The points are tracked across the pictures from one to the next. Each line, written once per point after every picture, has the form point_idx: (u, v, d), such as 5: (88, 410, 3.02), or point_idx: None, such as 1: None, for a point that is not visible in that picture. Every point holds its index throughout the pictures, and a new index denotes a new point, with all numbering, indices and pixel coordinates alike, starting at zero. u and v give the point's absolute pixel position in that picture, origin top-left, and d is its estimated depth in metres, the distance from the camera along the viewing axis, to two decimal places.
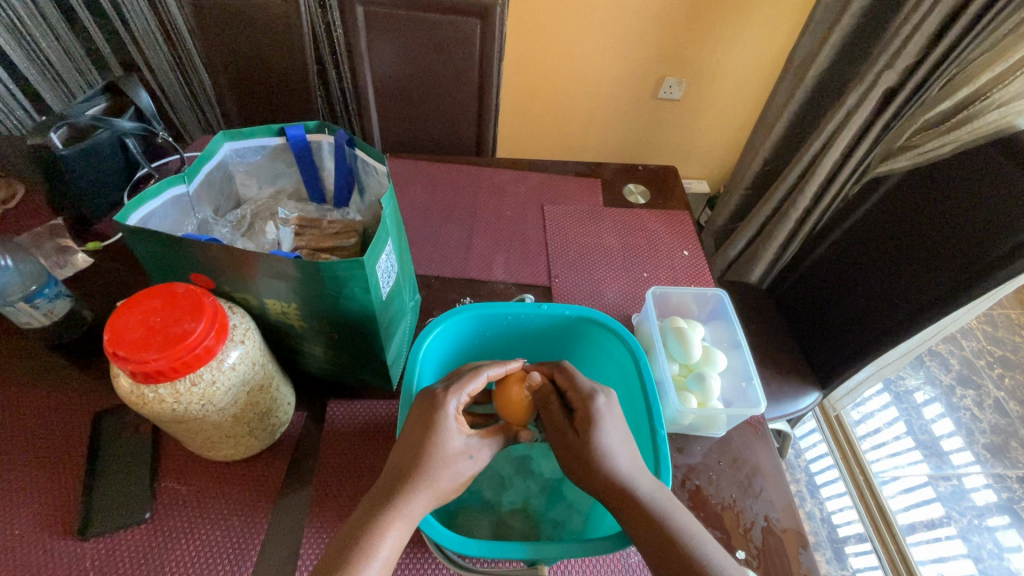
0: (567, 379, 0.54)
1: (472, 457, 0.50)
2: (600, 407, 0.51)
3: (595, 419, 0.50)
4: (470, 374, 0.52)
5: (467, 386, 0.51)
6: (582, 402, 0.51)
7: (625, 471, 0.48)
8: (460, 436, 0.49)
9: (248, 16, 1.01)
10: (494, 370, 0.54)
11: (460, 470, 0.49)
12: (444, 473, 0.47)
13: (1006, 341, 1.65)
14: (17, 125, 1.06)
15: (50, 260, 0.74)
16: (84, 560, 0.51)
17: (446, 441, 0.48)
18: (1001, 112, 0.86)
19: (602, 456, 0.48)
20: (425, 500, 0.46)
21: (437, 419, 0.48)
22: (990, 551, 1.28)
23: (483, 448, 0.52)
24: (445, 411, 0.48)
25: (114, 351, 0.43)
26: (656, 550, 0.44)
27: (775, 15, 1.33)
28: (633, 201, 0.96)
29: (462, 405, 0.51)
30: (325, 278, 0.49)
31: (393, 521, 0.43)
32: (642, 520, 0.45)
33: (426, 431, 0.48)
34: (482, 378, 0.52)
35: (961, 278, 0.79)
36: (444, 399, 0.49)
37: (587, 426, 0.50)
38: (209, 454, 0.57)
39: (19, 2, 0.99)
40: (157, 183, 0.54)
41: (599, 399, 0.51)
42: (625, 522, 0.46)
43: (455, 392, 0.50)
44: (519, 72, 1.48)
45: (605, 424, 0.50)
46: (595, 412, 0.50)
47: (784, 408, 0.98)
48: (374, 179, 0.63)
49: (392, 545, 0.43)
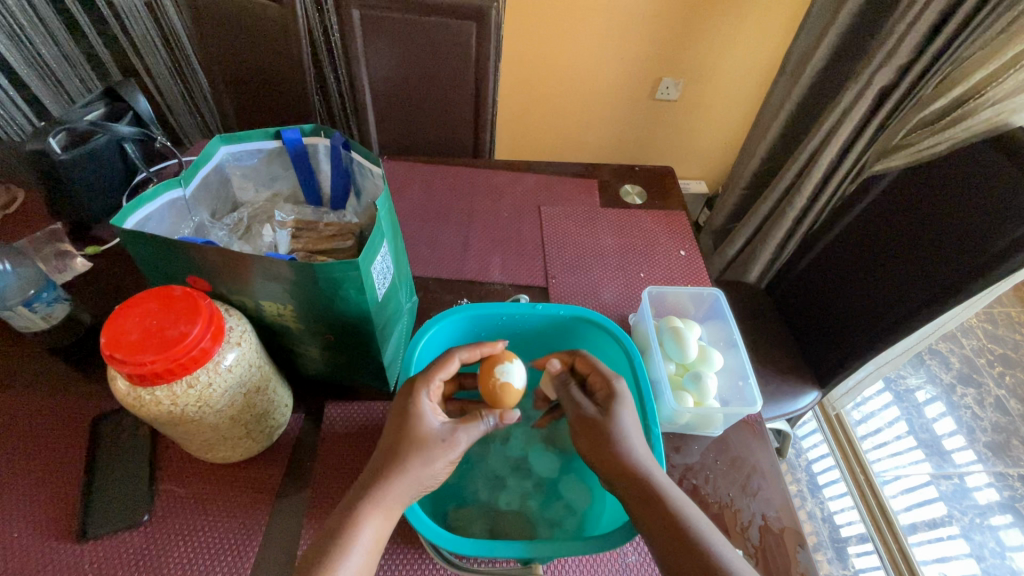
0: (586, 364, 0.56)
1: (444, 441, 0.49)
2: (622, 389, 0.53)
3: (616, 398, 0.52)
4: (439, 362, 0.53)
5: (437, 374, 0.52)
6: (604, 383, 0.54)
7: (641, 455, 0.49)
8: (432, 422, 0.49)
9: (247, 24, 1.02)
10: (464, 353, 0.55)
11: (433, 456, 0.48)
12: (416, 461, 0.47)
13: (1006, 339, 1.65)
14: (18, 131, 1.04)
15: (50, 265, 0.75)
16: (83, 563, 0.51)
17: (417, 429, 0.48)
18: (996, 109, 0.84)
19: (620, 435, 0.50)
20: (399, 490, 0.46)
21: (410, 411, 0.49)
22: (992, 550, 1.27)
23: (457, 433, 0.50)
24: (418, 400, 0.50)
25: (111, 353, 0.43)
26: (665, 534, 0.45)
27: (771, 15, 1.33)
28: (630, 202, 0.97)
29: (435, 395, 0.52)
30: (319, 280, 0.49)
31: (368, 513, 0.44)
32: (653, 504, 0.46)
33: (401, 421, 0.49)
34: (454, 362, 0.54)
35: (959, 274, 0.79)
36: (414, 390, 0.50)
37: (609, 403, 0.52)
38: (208, 457, 0.57)
39: (19, 10, 0.99)
40: (154, 187, 0.54)
41: (620, 382, 0.53)
42: (636, 505, 0.47)
43: (426, 380, 0.51)
44: (516, 74, 1.49)
45: (625, 404, 0.52)
46: (618, 391, 0.52)
47: (783, 408, 0.98)
48: (370, 181, 0.63)
49: (369, 534, 0.44)
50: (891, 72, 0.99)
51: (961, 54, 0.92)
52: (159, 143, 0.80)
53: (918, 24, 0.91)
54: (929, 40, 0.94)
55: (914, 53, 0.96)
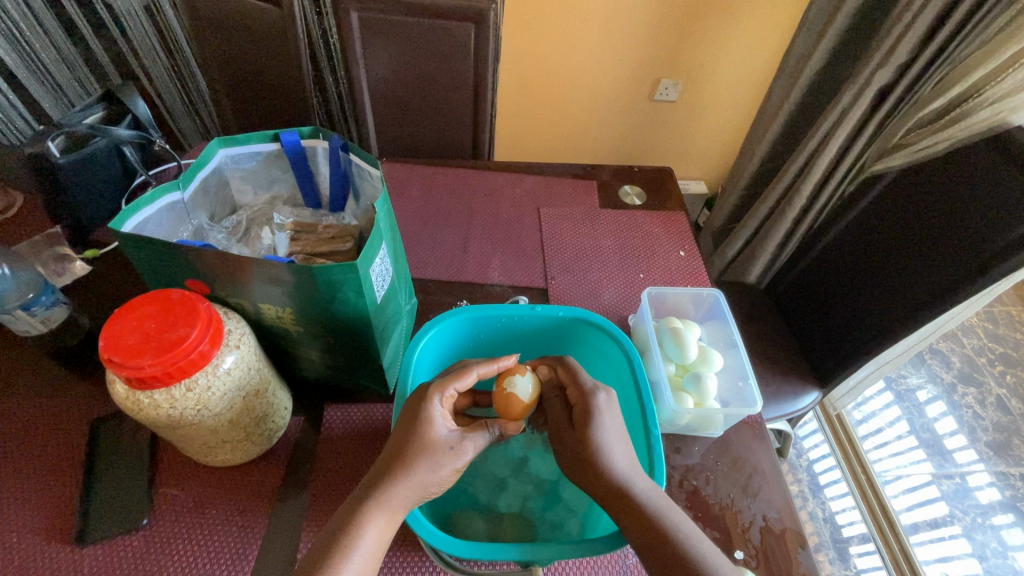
0: (569, 374, 0.55)
1: (452, 448, 0.49)
2: (601, 403, 0.52)
3: (593, 414, 0.51)
4: (457, 374, 0.52)
5: (453, 383, 0.51)
6: (582, 398, 0.53)
7: (622, 471, 0.48)
8: (442, 429, 0.49)
9: (247, 26, 1.02)
10: (484, 368, 0.54)
11: (440, 462, 0.48)
12: (423, 467, 0.47)
13: (1007, 338, 1.65)
14: (18, 135, 1.03)
15: (48, 268, 0.75)
16: (83, 567, 0.51)
17: (427, 434, 0.48)
18: (994, 108, 0.84)
19: (601, 451, 0.49)
20: (404, 493, 0.46)
21: (421, 416, 0.48)
22: (994, 550, 1.27)
23: (465, 441, 0.50)
24: (429, 406, 0.49)
25: (109, 357, 0.43)
26: (652, 549, 0.44)
27: (769, 14, 1.33)
28: (630, 203, 0.97)
29: (447, 402, 0.52)
30: (318, 283, 0.49)
31: (372, 515, 0.44)
32: (640, 519, 0.45)
33: (409, 425, 0.48)
34: (471, 375, 0.53)
35: (961, 273, 0.78)
36: (427, 395, 0.49)
37: (589, 418, 0.51)
38: (207, 460, 0.57)
39: (19, 14, 0.99)
40: (153, 190, 0.54)
41: (599, 395, 0.52)
42: (620, 522, 0.46)
43: (442, 386, 0.50)
44: (515, 75, 1.49)
45: (604, 419, 0.51)
46: (595, 408, 0.51)
47: (784, 408, 0.98)
48: (369, 183, 0.63)
49: (372, 536, 0.43)
50: (891, 71, 0.99)
51: (960, 53, 0.92)
52: (159, 147, 0.80)
53: (917, 23, 0.91)
54: (929, 38, 0.94)
55: (914, 52, 0.96)
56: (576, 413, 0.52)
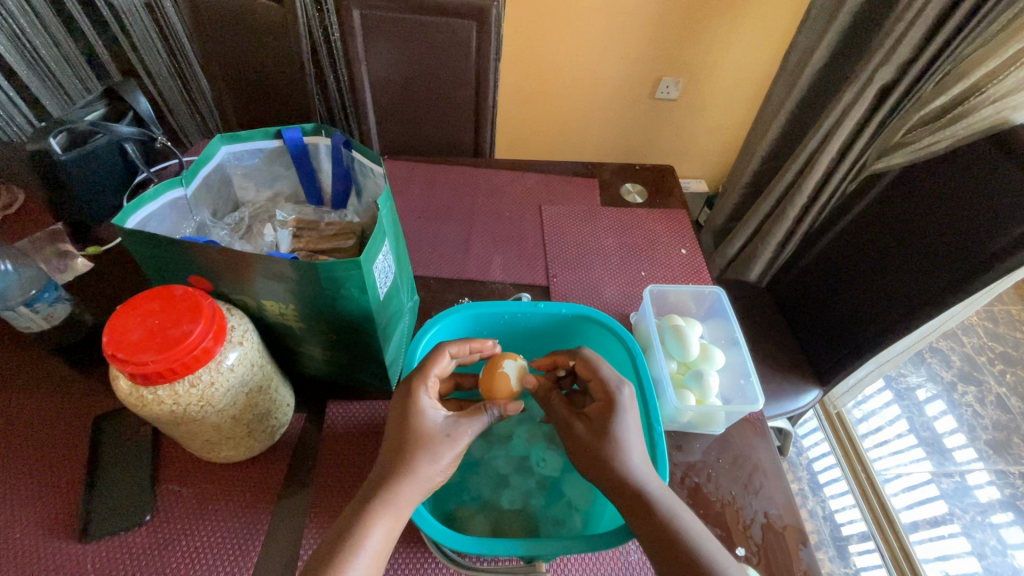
0: (588, 367, 0.53)
1: (448, 436, 0.49)
2: (626, 401, 0.51)
3: (616, 411, 0.50)
4: (432, 356, 0.52)
5: (433, 368, 0.51)
6: (606, 392, 0.52)
7: (637, 467, 0.48)
8: (433, 418, 0.49)
9: (250, 24, 1.02)
10: (455, 348, 0.54)
11: (440, 452, 0.48)
12: (423, 461, 0.47)
13: (1006, 337, 1.65)
14: (18, 132, 1.04)
15: (51, 265, 0.75)
16: (86, 563, 0.51)
17: (421, 427, 0.48)
18: (996, 107, 0.84)
19: (617, 446, 0.48)
20: (411, 491, 0.46)
21: (412, 410, 0.48)
22: (994, 548, 1.27)
23: (460, 426, 0.50)
24: (419, 398, 0.49)
25: (113, 353, 0.43)
26: (660, 547, 0.45)
27: (770, 13, 1.33)
28: (632, 201, 0.97)
29: (433, 390, 0.52)
30: (322, 279, 0.49)
31: (380, 515, 0.44)
32: (648, 516, 0.46)
33: (400, 420, 0.48)
34: (446, 357, 0.53)
35: (960, 273, 0.79)
36: (411, 387, 0.49)
37: (609, 414, 0.50)
38: (209, 456, 0.57)
39: (19, 11, 0.99)
40: (155, 187, 0.54)
41: (625, 391, 0.51)
42: (628, 517, 0.46)
43: (422, 378, 0.50)
44: (516, 72, 1.49)
45: (626, 416, 0.50)
46: (619, 404, 0.51)
47: (784, 406, 0.98)
48: (372, 181, 0.63)
49: (380, 535, 0.44)
50: (892, 70, 0.99)
51: (961, 52, 0.93)
52: (160, 143, 0.80)
53: (919, 21, 0.91)
54: (931, 37, 0.93)
55: (916, 50, 0.96)
56: (599, 408, 0.51)
